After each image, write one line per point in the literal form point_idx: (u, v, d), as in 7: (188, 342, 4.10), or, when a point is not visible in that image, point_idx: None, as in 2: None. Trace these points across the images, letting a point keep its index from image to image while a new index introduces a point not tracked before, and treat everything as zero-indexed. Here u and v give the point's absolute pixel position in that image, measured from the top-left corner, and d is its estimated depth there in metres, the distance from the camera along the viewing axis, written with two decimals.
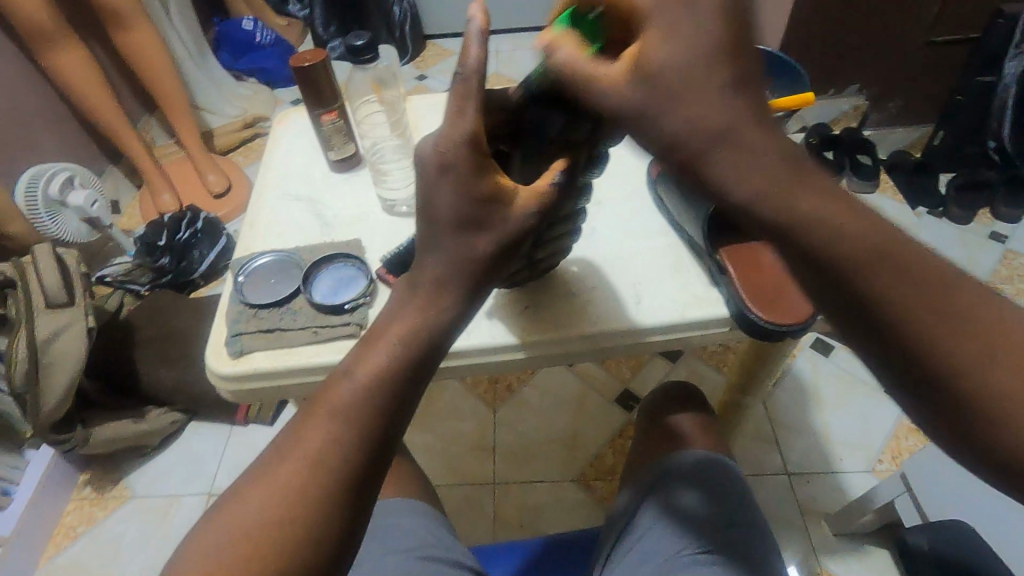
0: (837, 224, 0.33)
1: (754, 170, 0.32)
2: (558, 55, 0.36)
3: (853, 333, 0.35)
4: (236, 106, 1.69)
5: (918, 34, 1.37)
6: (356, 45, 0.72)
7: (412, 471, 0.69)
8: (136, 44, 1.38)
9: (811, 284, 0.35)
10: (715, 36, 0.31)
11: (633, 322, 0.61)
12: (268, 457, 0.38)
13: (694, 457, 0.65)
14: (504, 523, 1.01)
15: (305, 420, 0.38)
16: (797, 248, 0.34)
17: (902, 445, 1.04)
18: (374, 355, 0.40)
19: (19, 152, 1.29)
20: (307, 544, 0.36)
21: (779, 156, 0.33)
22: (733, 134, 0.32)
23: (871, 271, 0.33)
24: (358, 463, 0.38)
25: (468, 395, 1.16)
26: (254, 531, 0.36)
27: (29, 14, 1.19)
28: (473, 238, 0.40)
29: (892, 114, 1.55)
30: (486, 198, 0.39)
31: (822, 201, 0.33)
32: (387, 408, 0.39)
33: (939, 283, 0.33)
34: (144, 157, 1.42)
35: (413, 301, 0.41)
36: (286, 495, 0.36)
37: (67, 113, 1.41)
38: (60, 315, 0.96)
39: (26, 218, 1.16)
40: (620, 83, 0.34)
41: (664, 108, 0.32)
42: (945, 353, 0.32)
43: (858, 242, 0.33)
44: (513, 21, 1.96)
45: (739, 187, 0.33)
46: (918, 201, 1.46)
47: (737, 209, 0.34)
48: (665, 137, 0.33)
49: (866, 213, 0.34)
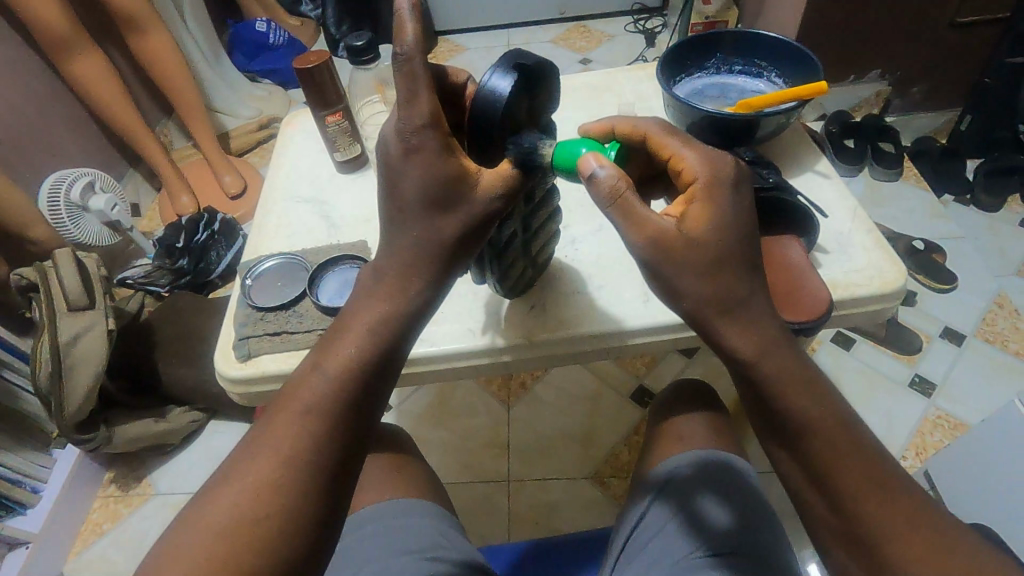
0: (805, 399, 0.43)
1: (749, 332, 0.42)
2: (603, 181, 0.40)
3: (808, 483, 0.44)
4: (251, 107, 1.71)
5: (943, 17, 1.32)
6: (358, 45, 0.72)
7: (425, 471, 0.69)
8: (152, 50, 1.40)
9: (776, 438, 0.45)
10: (742, 229, 0.42)
11: (611, 325, 0.60)
12: (238, 454, 0.38)
13: (701, 459, 0.64)
14: (519, 520, 1.01)
15: (274, 418, 0.38)
16: (775, 405, 0.43)
17: (928, 440, 1.04)
18: (341, 347, 0.39)
19: (42, 158, 1.32)
20: (281, 538, 0.36)
21: (775, 339, 0.43)
22: (744, 298, 0.42)
23: (828, 441, 0.42)
24: (332, 454, 0.38)
25: (482, 392, 1.16)
26: (232, 529, 0.35)
27: (48, 23, 1.21)
28: (440, 221, 0.40)
29: (915, 100, 1.50)
30: (449, 196, 0.39)
31: (796, 380, 0.43)
32: (353, 400, 0.39)
33: (875, 477, 0.42)
34: (162, 161, 1.44)
35: (378, 288, 0.41)
36: (260, 490, 0.36)
37: (88, 118, 1.44)
38: (83, 317, 0.98)
39: (50, 223, 1.19)
40: (663, 235, 0.40)
41: (691, 265, 0.41)
42: (870, 525, 0.41)
43: (818, 416, 0.43)
44: (526, 15, 1.94)
45: (744, 346, 0.42)
46: (944, 188, 1.43)
47: (735, 360, 0.43)
48: (686, 290, 0.41)
49: (828, 400, 0.43)
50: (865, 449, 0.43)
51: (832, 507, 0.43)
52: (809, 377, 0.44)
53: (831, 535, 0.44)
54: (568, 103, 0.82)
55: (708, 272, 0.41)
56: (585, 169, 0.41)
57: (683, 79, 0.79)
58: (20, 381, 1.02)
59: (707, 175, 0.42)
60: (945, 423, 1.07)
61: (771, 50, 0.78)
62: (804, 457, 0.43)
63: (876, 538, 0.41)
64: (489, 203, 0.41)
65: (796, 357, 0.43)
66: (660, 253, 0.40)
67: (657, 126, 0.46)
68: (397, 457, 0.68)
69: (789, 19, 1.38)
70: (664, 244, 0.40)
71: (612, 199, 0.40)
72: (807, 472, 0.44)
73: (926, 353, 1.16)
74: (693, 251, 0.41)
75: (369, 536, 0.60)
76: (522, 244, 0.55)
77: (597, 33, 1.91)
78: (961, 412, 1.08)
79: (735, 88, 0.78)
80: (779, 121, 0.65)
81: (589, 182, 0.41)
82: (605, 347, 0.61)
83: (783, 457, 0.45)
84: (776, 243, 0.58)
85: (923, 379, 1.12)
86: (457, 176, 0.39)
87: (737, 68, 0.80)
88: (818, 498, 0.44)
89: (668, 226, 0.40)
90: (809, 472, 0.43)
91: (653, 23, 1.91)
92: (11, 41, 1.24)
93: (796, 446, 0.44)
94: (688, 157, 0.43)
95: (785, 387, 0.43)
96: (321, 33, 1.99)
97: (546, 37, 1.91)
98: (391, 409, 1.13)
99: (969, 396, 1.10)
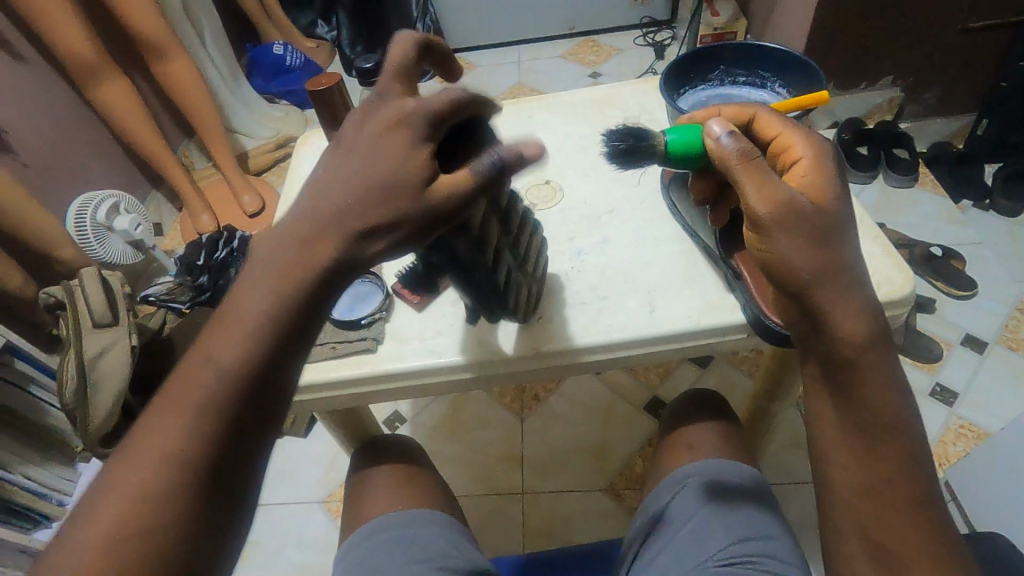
0: (883, 402, 0.41)
1: (851, 315, 0.41)
2: (733, 147, 0.44)
3: (863, 497, 0.41)
4: (268, 128, 1.76)
5: (955, 22, 1.31)
6: (367, 67, 0.74)
7: (434, 480, 0.70)
8: (176, 75, 1.45)
9: (847, 442, 0.42)
10: (841, 212, 0.43)
11: (575, 339, 0.61)
12: (119, 454, 0.35)
13: (717, 465, 0.64)
14: (534, 532, 1.01)
15: (163, 410, 0.35)
16: (847, 401, 0.42)
17: (950, 450, 1.03)
18: (235, 337, 0.36)
19: (69, 182, 1.37)
20: (165, 539, 0.34)
21: (880, 328, 0.41)
22: (840, 275, 0.41)
23: (892, 437, 0.41)
24: (216, 451, 0.35)
25: (495, 403, 1.16)
26: (107, 534, 0.33)
27: (77, 52, 1.26)
28: (371, 200, 0.37)
29: (928, 105, 1.49)
30: (383, 182, 0.37)
31: (881, 386, 0.41)
32: (242, 392, 0.36)
33: (912, 482, 0.41)
34: (184, 181, 1.50)
35: (277, 262, 0.37)
36: (147, 489, 0.34)
37: (113, 142, 1.49)
38: (107, 333, 1.01)
39: (76, 243, 1.23)
40: (788, 201, 0.41)
41: (815, 239, 0.41)
42: (902, 546, 0.41)
43: (884, 424, 0.41)
44: (535, 32, 1.97)
45: (849, 329, 0.41)
46: (961, 194, 1.41)
47: (833, 345, 0.42)
48: (800, 267, 0.41)
49: (903, 417, 0.42)
50: (919, 472, 0.41)
51: (878, 517, 0.41)
52: (893, 376, 0.42)
53: (864, 545, 0.42)
54: (574, 117, 0.83)
55: (815, 241, 0.41)
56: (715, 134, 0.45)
57: (686, 92, 0.80)
58: (48, 397, 1.06)
59: (814, 153, 0.45)
60: (968, 432, 1.05)
61: (775, 61, 0.78)
62: (868, 467, 0.41)
63: (907, 534, 0.41)
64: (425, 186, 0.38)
65: (889, 354, 0.42)
66: (784, 216, 0.41)
67: (764, 110, 0.50)
68: (409, 467, 0.69)
69: (797, 28, 1.38)
70: (795, 206, 0.41)
71: (740, 159, 0.43)
72: (865, 480, 0.41)
73: (947, 361, 1.14)
74: (816, 217, 0.42)
75: (384, 544, 0.61)
76: (511, 252, 0.55)
77: (607, 47, 1.93)
78: (983, 421, 1.06)
79: (739, 98, 0.79)
80: None
81: (715, 146, 0.45)
82: (572, 361, 0.61)
83: (836, 459, 0.42)
84: None
85: (944, 388, 1.10)
86: (401, 168, 0.38)
87: (741, 79, 0.81)
88: (863, 503, 0.41)
89: (803, 201, 0.42)
90: (866, 481, 0.41)
91: (662, 36, 1.93)
92: (41, 70, 1.30)
93: (864, 444, 0.42)
94: (796, 138, 0.47)
95: (863, 380, 0.41)
96: (336, 54, 2.04)
97: (555, 53, 1.94)
98: (406, 421, 1.15)
99: (992, 405, 1.08)
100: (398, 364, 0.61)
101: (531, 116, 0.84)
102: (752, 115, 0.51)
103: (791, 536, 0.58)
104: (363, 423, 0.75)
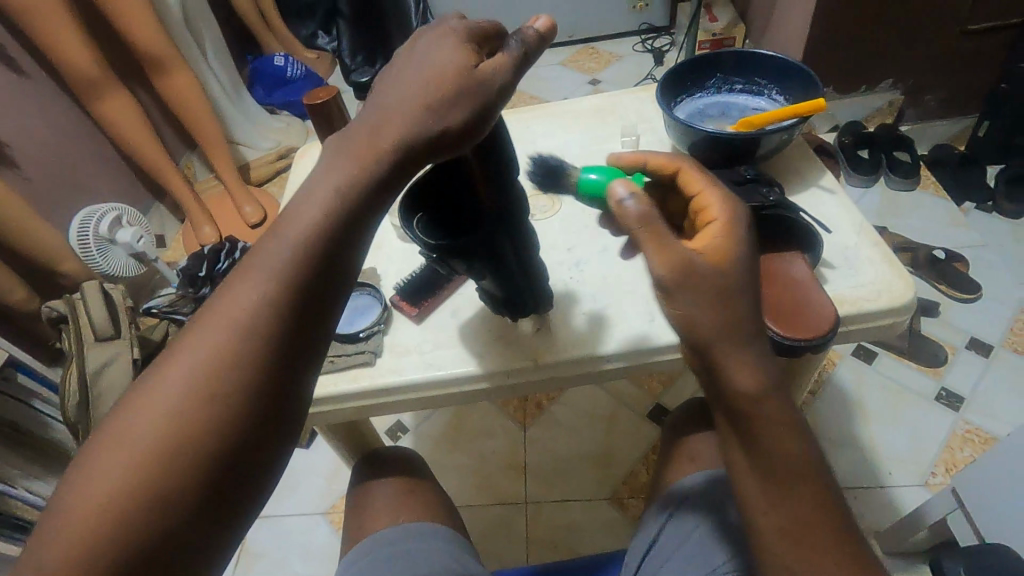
0: (787, 448, 0.41)
1: (747, 367, 0.40)
2: (634, 208, 0.40)
3: (783, 540, 0.41)
4: (270, 139, 1.77)
5: (954, 25, 1.31)
6: (363, 80, 0.74)
7: (436, 493, 0.69)
8: (178, 89, 1.46)
9: (758, 490, 0.42)
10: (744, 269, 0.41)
11: (572, 350, 0.60)
12: (171, 351, 0.33)
13: (715, 474, 0.63)
14: (539, 543, 1.00)
15: (217, 310, 0.33)
16: (755, 449, 0.42)
17: (957, 456, 1.02)
18: (276, 257, 0.34)
19: (72, 196, 1.38)
20: (214, 442, 0.32)
21: (774, 379, 0.41)
22: (737, 330, 0.40)
23: (799, 483, 0.41)
24: (263, 369, 0.33)
25: (499, 413, 1.15)
26: (158, 431, 0.31)
27: (79, 68, 1.27)
28: (427, 91, 0.35)
29: (929, 108, 1.49)
30: (439, 66, 0.35)
31: (784, 435, 0.41)
32: (288, 315, 0.34)
33: (829, 517, 0.42)
34: (187, 194, 1.51)
35: (351, 147, 0.35)
36: (200, 389, 0.32)
37: (116, 156, 1.50)
38: (109, 347, 1.02)
39: (80, 256, 1.24)
40: (691, 265, 0.39)
41: (711, 296, 0.40)
42: None
43: (795, 467, 0.41)
44: None
45: (749, 383, 0.40)
46: (964, 196, 1.41)
47: (736, 399, 0.41)
48: (701, 321, 0.39)
49: (811, 459, 0.42)
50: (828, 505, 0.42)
51: (800, 557, 0.41)
52: (794, 420, 0.42)
53: None
54: (572, 126, 0.83)
55: (718, 299, 0.40)
56: (615, 196, 0.40)
57: (683, 100, 0.80)
58: (51, 411, 1.06)
59: (729, 216, 0.44)
60: (974, 437, 1.04)
61: (771, 69, 0.78)
62: (782, 510, 0.41)
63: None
64: (478, 62, 0.36)
65: (788, 402, 0.42)
66: (682, 282, 0.39)
67: (689, 163, 0.50)
68: (411, 480, 0.69)
69: (796, 33, 1.38)
70: (692, 270, 0.39)
71: (643, 226, 0.40)
72: (784, 522, 0.41)
73: (951, 365, 1.13)
74: (717, 278, 0.40)
75: (385, 561, 0.60)
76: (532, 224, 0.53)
77: (606, 54, 1.94)
78: (989, 425, 1.05)
79: (736, 106, 0.79)
80: (780, 139, 0.64)
81: (617, 209, 0.40)
82: (580, 367, 0.60)
83: (756, 504, 0.42)
84: (776, 261, 0.58)
85: (949, 393, 1.09)
86: (457, 52, 0.36)
87: (738, 87, 0.81)
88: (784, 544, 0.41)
89: (700, 261, 0.40)
90: (781, 525, 0.41)
91: (661, 42, 1.93)
92: (44, 85, 1.31)
93: (777, 490, 0.41)
94: (712, 198, 0.46)
95: (768, 428, 0.41)
96: (337, 65, 2.05)
97: (555, 60, 1.95)
98: (409, 432, 1.14)
99: (1000, 410, 1.07)
100: (396, 377, 0.61)
101: (530, 125, 0.84)
102: (678, 167, 0.50)
103: (730, 533, 0.58)
104: (365, 437, 0.75)
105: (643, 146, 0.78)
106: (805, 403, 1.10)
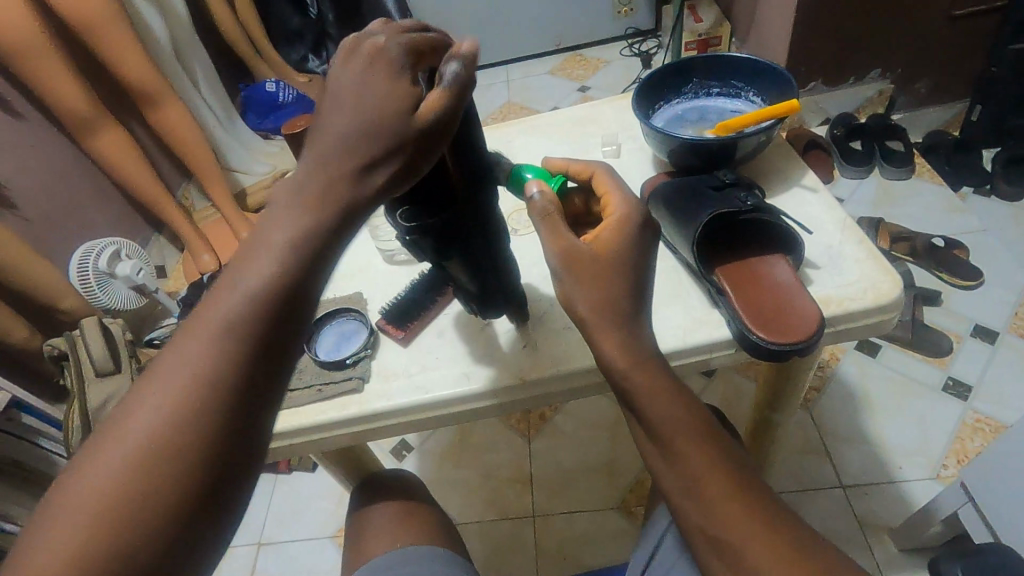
0: (669, 411, 0.43)
1: (611, 340, 0.44)
2: (540, 202, 0.45)
3: (683, 496, 0.43)
4: (264, 164, 1.78)
5: (939, 11, 1.31)
6: None
7: (435, 513, 0.69)
8: (170, 122, 1.48)
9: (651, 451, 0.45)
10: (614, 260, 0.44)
11: (560, 364, 0.60)
12: (152, 370, 0.32)
13: None
14: (547, 558, 0.99)
15: (197, 326, 0.32)
16: (638, 413, 0.44)
17: (968, 446, 1.00)
18: (263, 255, 0.33)
19: (69, 233, 1.40)
20: (197, 458, 0.30)
21: (644, 353, 0.44)
22: (603, 308, 0.43)
23: (690, 447, 0.43)
24: (244, 382, 0.31)
25: (504, 428, 1.15)
26: (138, 454, 0.30)
27: (72, 107, 1.29)
28: (359, 138, 0.33)
29: (919, 96, 1.48)
30: (376, 106, 0.33)
31: (659, 397, 0.44)
32: (267, 326, 0.32)
33: (728, 469, 0.42)
34: (183, 223, 1.52)
35: (299, 198, 0.33)
36: (181, 407, 0.30)
37: (112, 190, 1.52)
38: (110, 381, 1.02)
39: (81, 293, 1.25)
40: (576, 250, 0.43)
41: (590, 281, 0.43)
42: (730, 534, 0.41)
43: (677, 424, 0.43)
44: (521, 50, 1.99)
45: (615, 354, 0.44)
46: (959, 180, 1.39)
47: (605, 368, 0.44)
48: (577, 306, 0.44)
49: (695, 416, 0.44)
50: (715, 454, 0.43)
51: (704, 513, 0.42)
52: (669, 384, 0.44)
53: (701, 537, 0.42)
54: (554, 138, 0.83)
55: (598, 282, 0.43)
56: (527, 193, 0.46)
57: (661, 107, 0.80)
58: (59, 450, 1.06)
59: (622, 212, 0.46)
60: (984, 426, 1.02)
61: (747, 70, 0.78)
62: (673, 468, 0.43)
63: (751, 538, 0.40)
64: (409, 95, 0.34)
65: (661, 370, 0.44)
66: (571, 268, 0.43)
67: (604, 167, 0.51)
68: (410, 501, 0.69)
69: (780, 31, 1.39)
70: (576, 256, 0.43)
71: (543, 216, 0.44)
72: (678, 480, 0.43)
73: (957, 354, 1.11)
74: (600, 268, 0.44)
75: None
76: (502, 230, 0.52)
77: (594, 61, 1.94)
78: (999, 413, 1.03)
79: (714, 110, 0.78)
80: (759, 141, 0.64)
81: (527, 204, 0.45)
82: (569, 381, 0.60)
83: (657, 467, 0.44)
84: (761, 263, 0.58)
85: (957, 381, 1.08)
86: (384, 90, 0.34)
87: (716, 91, 0.80)
88: (694, 510, 0.42)
89: (582, 247, 0.44)
90: (681, 483, 0.43)
91: (648, 45, 1.94)
92: (38, 125, 1.33)
93: (661, 450, 0.44)
94: (615, 198, 0.48)
95: (644, 391, 0.44)
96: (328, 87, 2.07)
97: (544, 70, 1.96)
98: (413, 450, 1.14)
99: (1009, 397, 1.05)
100: (384, 402, 0.61)
101: (512, 140, 0.84)
102: (593, 173, 0.52)
103: None
104: (364, 461, 0.75)
105: (624, 154, 0.78)
106: (809, 399, 1.09)
